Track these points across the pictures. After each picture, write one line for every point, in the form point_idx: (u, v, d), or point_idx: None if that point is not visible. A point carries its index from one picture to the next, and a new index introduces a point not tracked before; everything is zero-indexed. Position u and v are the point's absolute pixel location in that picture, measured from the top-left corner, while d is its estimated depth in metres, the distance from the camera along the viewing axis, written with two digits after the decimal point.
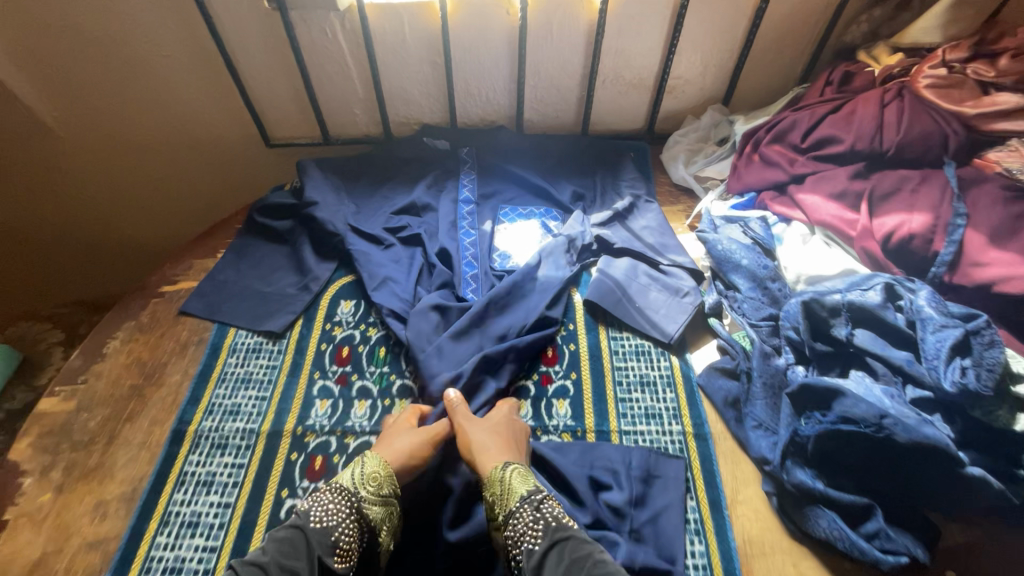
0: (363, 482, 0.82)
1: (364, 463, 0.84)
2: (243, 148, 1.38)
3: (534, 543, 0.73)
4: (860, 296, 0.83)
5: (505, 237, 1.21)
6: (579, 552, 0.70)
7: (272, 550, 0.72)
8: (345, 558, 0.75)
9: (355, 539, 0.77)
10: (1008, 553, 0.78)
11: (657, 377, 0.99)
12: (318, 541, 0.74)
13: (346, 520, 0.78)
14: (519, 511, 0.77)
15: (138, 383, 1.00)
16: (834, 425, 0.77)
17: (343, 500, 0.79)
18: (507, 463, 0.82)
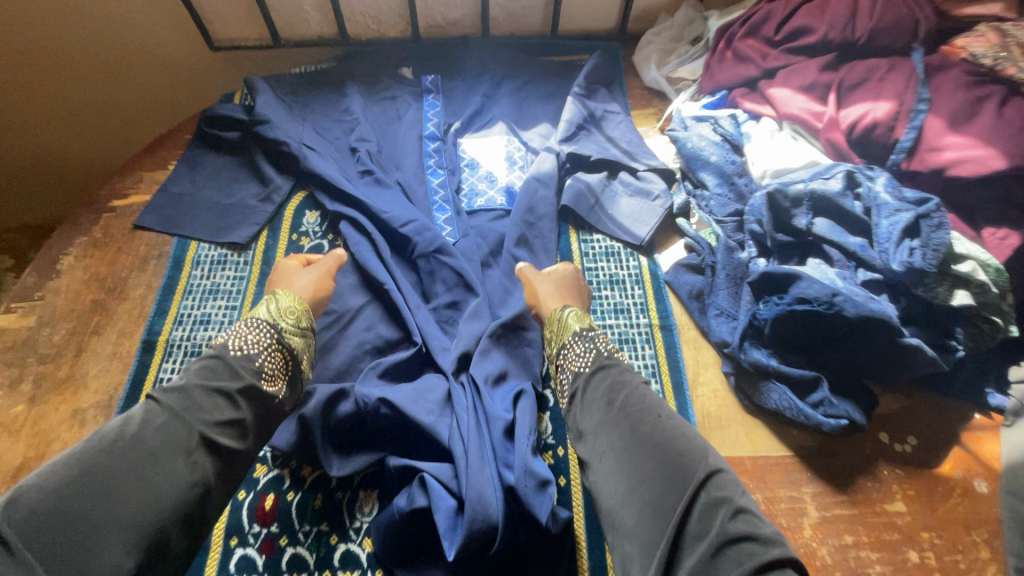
0: (281, 315, 0.79)
1: (278, 299, 0.81)
2: (187, 50, 1.26)
3: (583, 366, 0.78)
4: (821, 185, 0.85)
5: (473, 146, 1.16)
6: (619, 376, 0.75)
7: (191, 374, 0.69)
8: (274, 381, 0.74)
9: (281, 366, 0.75)
10: (928, 417, 0.89)
11: (626, 276, 1.02)
12: (238, 364, 0.71)
13: (267, 350, 0.75)
14: (571, 344, 0.82)
15: (100, 297, 0.97)
16: (791, 305, 0.82)
17: (265, 331, 0.76)
18: (565, 307, 0.88)
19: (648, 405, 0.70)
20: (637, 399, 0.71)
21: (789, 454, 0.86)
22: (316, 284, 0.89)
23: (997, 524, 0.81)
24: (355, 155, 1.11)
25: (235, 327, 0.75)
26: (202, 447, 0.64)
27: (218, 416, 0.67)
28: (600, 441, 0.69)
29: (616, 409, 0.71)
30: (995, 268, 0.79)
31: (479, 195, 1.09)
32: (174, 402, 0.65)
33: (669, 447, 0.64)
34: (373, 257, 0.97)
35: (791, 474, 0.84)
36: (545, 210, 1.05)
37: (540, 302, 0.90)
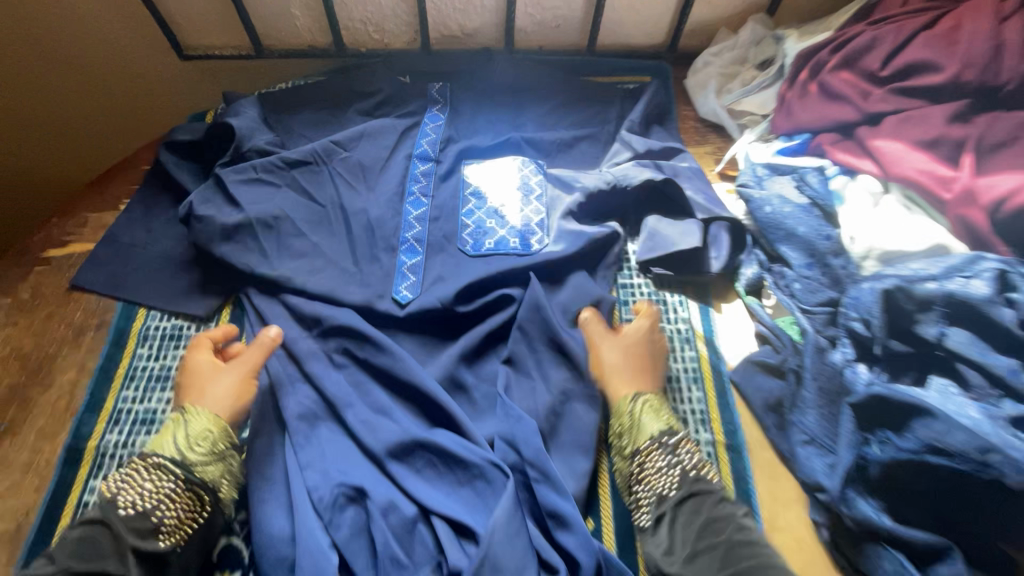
0: (191, 445, 0.65)
1: (190, 422, 0.67)
2: (162, 89, 1.08)
3: (668, 490, 0.66)
4: (961, 285, 0.64)
5: (483, 186, 0.94)
6: (713, 503, 0.64)
7: (64, 551, 0.58)
8: (169, 537, 0.61)
9: (179, 514, 0.62)
10: None
11: (681, 372, 0.80)
12: (126, 530, 0.60)
13: (168, 500, 0.62)
14: (649, 453, 0.68)
15: (19, 382, 0.77)
16: (918, 454, 0.62)
17: (161, 479, 0.63)
18: (636, 394, 0.73)
19: (750, 549, 0.60)
20: (746, 552, 0.59)
21: None
22: (236, 390, 0.72)
23: None
24: (343, 216, 0.90)
25: (132, 477, 0.63)
26: None
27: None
28: (704, 572, 0.59)
29: (718, 561, 0.59)
30: None
31: (473, 254, 0.87)
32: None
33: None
34: (358, 370, 0.78)
35: None
36: (586, 292, 0.84)
37: (597, 359, 0.77)
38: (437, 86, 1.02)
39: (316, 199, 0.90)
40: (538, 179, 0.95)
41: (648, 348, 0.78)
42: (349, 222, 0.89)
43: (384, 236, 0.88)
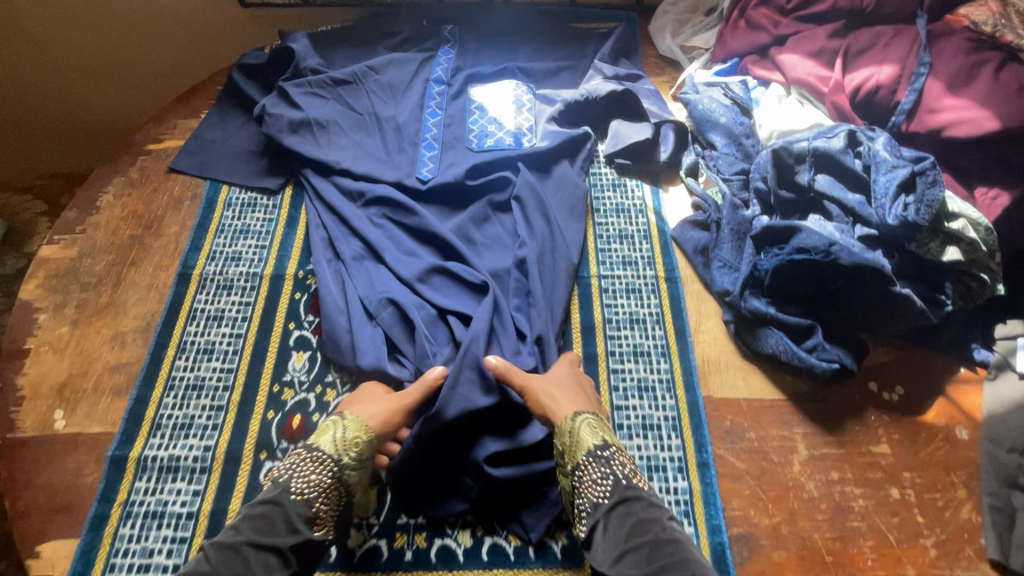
0: (345, 448, 0.76)
1: (345, 427, 0.78)
2: (223, 30, 1.34)
3: (602, 497, 0.72)
4: (824, 143, 0.91)
5: (486, 102, 1.20)
6: (640, 509, 0.70)
7: (247, 526, 0.66)
8: (321, 526, 0.72)
9: (332, 507, 0.73)
10: (916, 370, 0.94)
11: (636, 232, 1.07)
12: (294, 510, 0.70)
13: (324, 491, 0.73)
14: (586, 466, 0.75)
15: (137, 233, 1.03)
16: (788, 256, 0.87)
17: (324, 468, 0.74)
18: (576, 413, 0.80)
19: (669, 545, 0.65)
20: (668, 549, 0.65)
21: (783, 397, 0.91)
22: (386, 414, 0.81)
23: (975, 467, 0.86)
24: (377, 121, 1.15)
25: (298, 463, 0.74)
26: None
27: (274, 550, 0.66)
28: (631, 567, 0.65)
29: (644, 560, 0.65)
30: (984, 227, 0.83)
31: (479, 149, 1.13)
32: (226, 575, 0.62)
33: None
34: (392, 226, 1.04)
35: (783, 415, 0.90)
36: (564, 176, 1.10)
37: (535, 400, 0.82)
38: (449, 28, 1.28)
39: (356, 108, 1.16)
40: (529, 98, 1.21)
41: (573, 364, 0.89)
42: (382, 126, 1.15)
43: (409, 136, 1.14)
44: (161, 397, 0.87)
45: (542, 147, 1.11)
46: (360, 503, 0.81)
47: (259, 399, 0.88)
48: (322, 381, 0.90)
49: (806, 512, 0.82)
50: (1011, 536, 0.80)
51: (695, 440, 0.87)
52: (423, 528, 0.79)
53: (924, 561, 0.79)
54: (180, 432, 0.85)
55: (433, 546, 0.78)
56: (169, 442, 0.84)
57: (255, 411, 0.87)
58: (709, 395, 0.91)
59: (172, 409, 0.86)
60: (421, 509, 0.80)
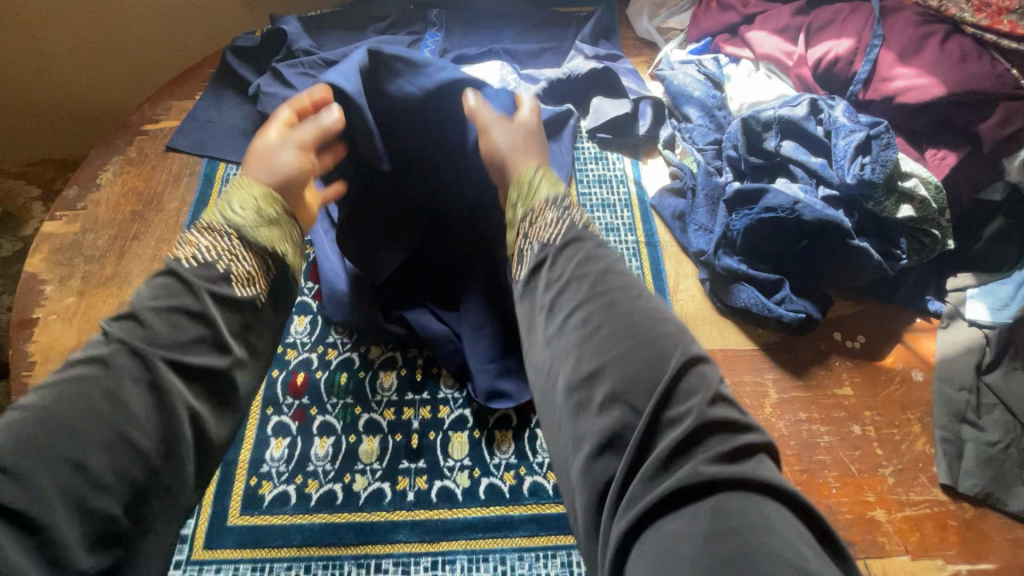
0: (254, 214, 0.67)
1: (242, 192, 0.68)
2: (211, 13, 1.36)
3: (552, 237, 0.67)
4: (789, 111, 0.98)
5: (473, 82, 1.25)
6: (594, 247, 0.64)
7: (146, 297, 0.56)
8: (245, 286, 0.61)
9: (252, 265, 0.63)
10: (877, 320, 1.02)
11: (617, 200, 1.13)
12: (199, 275, 0.59)
13: (235, 254, 0.62)
14: (543, 210, 0.70)
15: (138, 209, 1.06)
16: (757, 216, 0.95)
17: (227, 236, 0.63)
18: (540, 168, 0.77)
19: (619, 284, 0.60)
20: (615, 278, 0.61)
21: (755, 347, 0.98)
22: (301, 204, 0.74)
23: (930, 404, 0.95)
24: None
25: (207, 236, 0.63)
26: (170, 372, 0.53)
27: (190, 330, 0.55)
28: (574, 293, 0.60)
29: (587, 286, 0.60)
30: (933, 184, 0.92)
31: None
32: (128, 368, 0.51)
33: (635, 342, 0.55)
34: None
35: (756, 363, 0.97)
36: (551, 150, 1.16)
37: (484, 129, 0.83)
38: (436, 13, 1.33)
39: None
40: (513, 79, 1.26)
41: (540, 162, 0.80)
42: None
43: None
44: None
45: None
46: (364, 450, 0.86)
47: None
48: (324, 342, 0.95)
49: (776, 448, 0.90)
50: (959, 463, 0.89)
51: None
52: (425, 472, 0.85)
53: (882, 487, 0.87)
54: None
55: (433, 488, 0.84)
56: None
57: None
58: None
59: None
60: (422, 454, 0.86)
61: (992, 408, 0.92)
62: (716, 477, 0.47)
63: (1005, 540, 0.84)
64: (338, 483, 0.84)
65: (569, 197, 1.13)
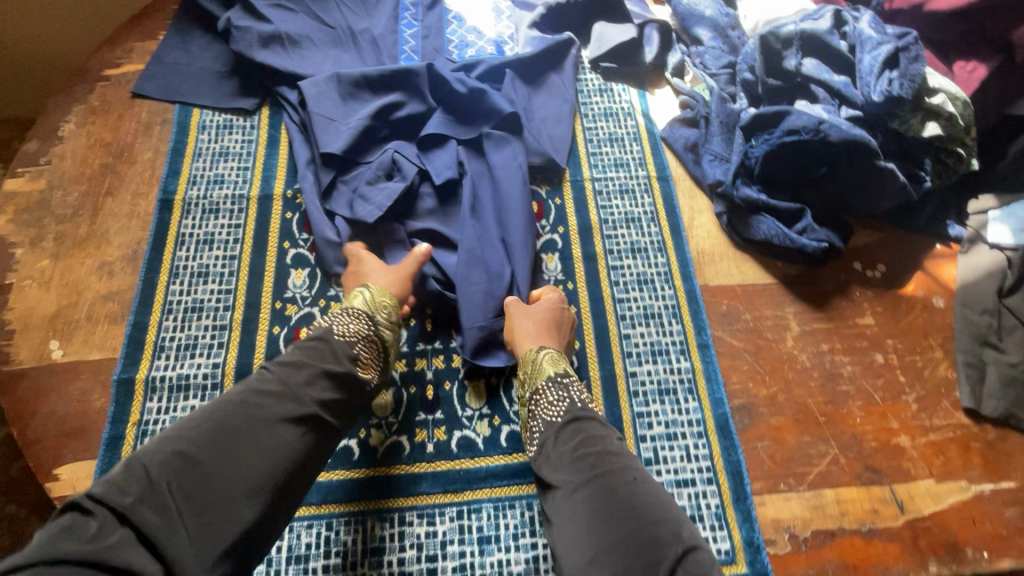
0: (375, 308, 0.78)
1: (370, 290, 0.79)
2: None
3: (556, 416, 0.71)
4: (811, 25, 0.92)
5: (465, 11, 1.14)
6: (594, 434, 0.67)
7: (299, 353, 0.67)
8: (367, 368, 0.72)
9: (374, 356, 0.75)
10: (898, 248, 0.99)
11: (625, 134, 1.06)
12: (341, 349, 0.70)
13: (364, 338, 0.74)
14: (544, 391, 0.75)
15: (108, 162, 0.97)
16: (778, 140, 0.89)
17: (362, 321, 0.75)
18: (542, 347, 0.80)
19: (619, 465, 0.62)
20: (612, 465, 0.63)
21: (774, 281, 0.95)
22: (398, 281, 0.83)
23: (952, 330, 0.93)
24: (351, 35, 1.08)
25: (336, 316, 0.74)
26: (317, 419, 0.62)
27: (327, 390, 0.65)
28: (569, 489, 0.62)
29: (586, 469, 0.63)
30: (962, 100, 0.87)
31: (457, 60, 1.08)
32: (288, 410, 0.60)
33: (639, 531, 0.55)
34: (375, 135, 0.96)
35: (776, 297, 0.94)
36: (552, 83, 1.08)
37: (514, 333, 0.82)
38: None
39: (326, 22, 1.08)
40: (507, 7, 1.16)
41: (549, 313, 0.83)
42: (356, 38, 1.08)
43: (388, 49, 1.08)
44: (161, 320, 0.86)
45: (526, 53, 1.06)
46: (378, 403, 0.82)
47: (262, 317, 0.87)
48: (326, 296, 0.90)
49: (800, 381, 0.88)
50: (981, 386, 0.88)
51: (694, 324, 0.91)
52: (443, 422, 0.82)
53: (906, 414, 0.86)
54: (186, 352, 0.84)
55: (453, 438, 0.81)
56: (176, 362, 0.83)
57: (261, 327, 0.87)
58: (705, 283, 0.94)
59: (173, 332, 0.85)
60: (438, 405, 0.83)
61: (1013, 330, 0.89)
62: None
63: None
64: (353, 438, 0.80)
65: (576, 132, 1.06)
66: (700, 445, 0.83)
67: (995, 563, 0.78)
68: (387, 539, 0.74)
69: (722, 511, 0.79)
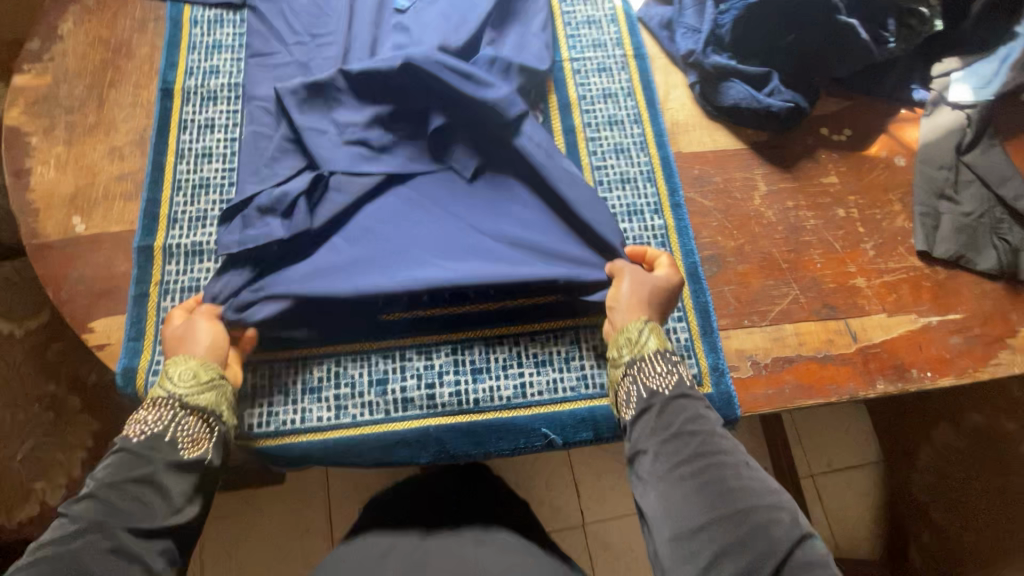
0: (182, 380, 0.73)
1: (170, 366, 0.74)
2: None
3: (660, 388, 0.75)
4: None
5: None
6: (700, 414, 0.72)
7: (103, 478, 0.66)
8: (194, 447, 0.71)
9: (197, 428, 0.72)
10: (863, 114, 1.04)
11: (603, 16, 1.09)
12: (147, 448, 0.68)
13: (179, 421, 0.71)
14: (649, 361, 0.77)
15: (109, 58, 1.02)
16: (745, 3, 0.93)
17: (166, 407, 0.71)
18: (646, 321, 0.79)
19: (727, 450, 0.69)
20: (720, 448, 0.68)
21: (743, 146, 1.01)
22: (211, 341, 0.77)
23: (910, 186, 0.99)
24: None
25: (144, 412, 0.71)
26: (141, 534, 0.63)
27: (163, 490, 0.67)
28: (674, 463, 0.68)
29: (690, 447, 0.69)
30: None
31: None
32: (99, 538, 0.61)
33: (751, 512, 0.62)
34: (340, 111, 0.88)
35: (745, 161, 1.00)
36: None
37: (610, 300, 0.82)
38: None
39: None
40: None
41: (660, 285, 0.81)
42: None
43: None
44: (172, 196, 0.93)
45: None
46: None
47: None
48: None
49: (765, 233, 0.95)
50: (936, 233, 0.95)
51: (667, 186, 0.97)
52: None
53: (863, 259, 0.94)
54: (197, 224, 0.92)
55: None
56: (189, 231, 0.91)
57: None
58: (679, 151, 1.00)
59: (184, 206, 0.92)
60: None
61: (970, 183, 0.96)
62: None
63: (972, 293, 0.92)
64: None
65: (554, 12, 1.08)
66: None
67: (937, 381, 0.86)
68: (390, 371, 0.83)
69: (691, 344, 0.87)
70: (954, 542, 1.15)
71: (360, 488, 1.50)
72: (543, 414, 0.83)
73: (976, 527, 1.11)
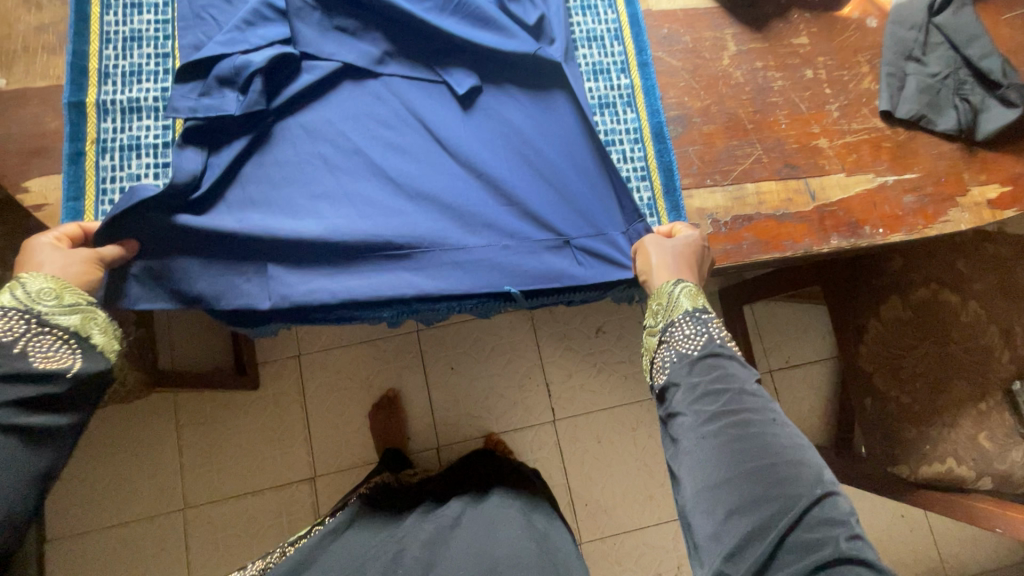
0: (37, 298, 0.66)
1: (24, 282, 0.66)
2: None
3: (690, 350, 0.70)
4: None
5: None
6: (730, 370, 0.68)
7: None
8: (53, 359, 0.64)
9: (57, 343, 0.65)
10: None
11: None
12: None
13: (31, 334, 0.64)
14: (681, 324, 0.72)
15: None
16: None
17: (17, 319, 0.64)
18: (678, 280, 0.74)
19: (757, 407, 0.65)
20: (749, 407, 0.65)
21: (715, 5, 0.96)
22: (79, 265, 0.70)
23: (881, 48, 0.97)
24: None
25: None
26: None
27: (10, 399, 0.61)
28: (700, 419, 0.65)
29: (720, 403, 0.65)
30: None
31: None
32: None
33: (773, 470, 0.60)
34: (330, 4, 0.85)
35: (716, 21, 0.96)
36: None
37: (648, 269, 0.77)
38: None
39: None
40: None
41: (691, 248, 0.78)
42: None
43: None
44: (101, 50, 0.85)
45: None
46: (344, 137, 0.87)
47: None
48: None
49: (732, 95, 0.93)
50: (899, 94, 0.93)
51: (635, 46, 0.93)
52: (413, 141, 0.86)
53: (827, 121, 0.93)
54: (133, 80, 0.85)
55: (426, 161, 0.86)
56: (124, 88, 0.85)
57: None
58: (648, 10, 0.95)
59: (116, 60, 0.85)
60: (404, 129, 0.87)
61: (938, 45, 0.94)
62: (845, 557, 0.55)
63: (930, 155, 0.92)
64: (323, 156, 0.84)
65: None
66: (636, 150, 0.91)
67: (887, 237, 0.89)
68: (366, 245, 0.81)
69: (653, 204, 0.88)
70: (891, 407, 1.16)
71: (337, 400, 1.50)
72: (518, 277, 0.82)
73: (913, 391, 1.13)
